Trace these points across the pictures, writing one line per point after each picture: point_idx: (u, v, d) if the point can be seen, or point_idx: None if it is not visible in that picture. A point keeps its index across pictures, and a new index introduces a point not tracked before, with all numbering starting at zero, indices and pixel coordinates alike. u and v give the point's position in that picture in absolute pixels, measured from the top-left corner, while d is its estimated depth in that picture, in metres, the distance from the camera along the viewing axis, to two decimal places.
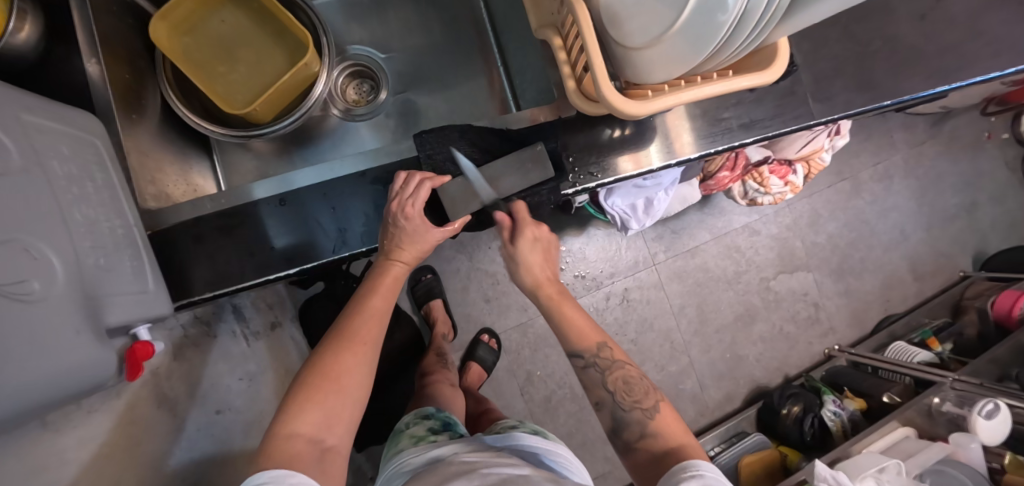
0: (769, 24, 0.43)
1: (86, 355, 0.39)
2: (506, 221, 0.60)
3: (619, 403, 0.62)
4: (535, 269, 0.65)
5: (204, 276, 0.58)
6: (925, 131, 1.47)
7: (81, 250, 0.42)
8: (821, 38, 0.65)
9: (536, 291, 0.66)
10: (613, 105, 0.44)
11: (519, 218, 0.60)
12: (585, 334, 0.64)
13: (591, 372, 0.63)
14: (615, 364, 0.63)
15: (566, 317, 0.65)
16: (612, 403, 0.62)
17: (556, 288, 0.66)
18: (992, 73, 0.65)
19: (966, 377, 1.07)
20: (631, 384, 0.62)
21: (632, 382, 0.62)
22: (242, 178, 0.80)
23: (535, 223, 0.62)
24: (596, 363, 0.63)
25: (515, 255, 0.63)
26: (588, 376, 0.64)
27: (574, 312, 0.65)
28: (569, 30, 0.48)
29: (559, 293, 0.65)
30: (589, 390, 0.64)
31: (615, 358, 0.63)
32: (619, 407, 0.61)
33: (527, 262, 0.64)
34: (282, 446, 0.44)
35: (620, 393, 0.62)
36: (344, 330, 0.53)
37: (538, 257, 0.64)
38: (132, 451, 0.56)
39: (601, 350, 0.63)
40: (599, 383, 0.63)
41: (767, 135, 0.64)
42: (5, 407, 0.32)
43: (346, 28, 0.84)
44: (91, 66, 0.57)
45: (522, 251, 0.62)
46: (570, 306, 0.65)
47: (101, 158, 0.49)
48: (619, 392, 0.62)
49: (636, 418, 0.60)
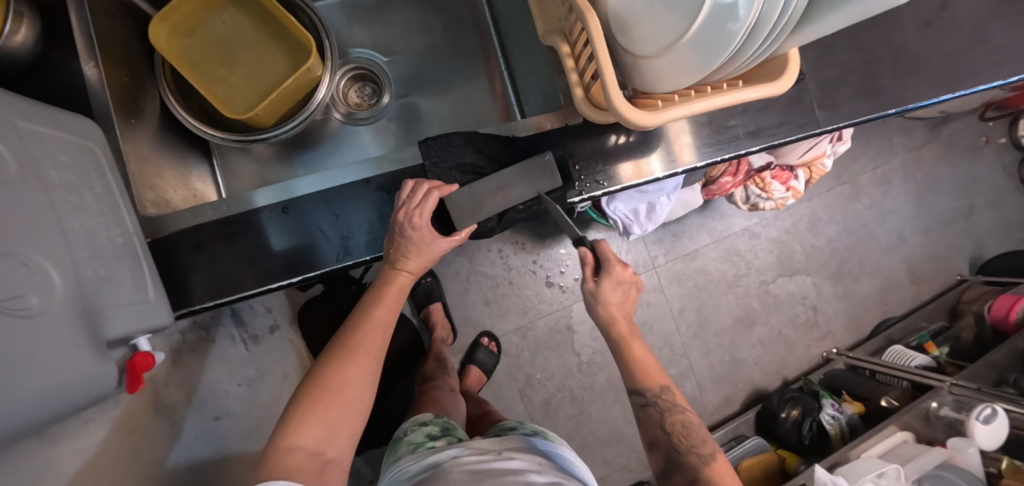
0: (781, 36, 0.42)
1: (82, 369, 0.38)
2: (589, 257, 0.63)
3: (675, 447, 0.63)
4: (612, 305, 0.65)
5: (204, 284, 0.57)
6: (924, 135, 1.48)
7: (80, 261, 0.41)
8: (828, 45, 0.65)
9: (609, 327, 0.66)
10: (622, 115, 0.43)
11: (605, 259, 0.63)
12: (650, 375, 0.65)
13: (651, 412, 0.65)
14: (676, 408, 0.65)
15: (633, 354, 0.65)
16: (668, 445, 0.63)
17: (627, 326, 0.66)
18: (995, 81, 0.65)
19: (964, 382, 1.08)
20: (691, 429, 0.63)
21: (691, 427, 0.63)
22: (242, 182, 0.79)
23: (620, 265, 0.63)
24: (657, 403, 0.64)
25: (597, 293, 0.64)
26: (645, 414, 0.65)
27: (640, 350, 0.66)
28: (577, 38, 0.48)
29: (630, 332, 0.65)
30: (645, 429, 0.66)
31: (676, 402, 0.65)
32: (675, 450, 0.63)
33: (606, 301, 0.64)
34: (282, 459, 0.44)
35: (677, 436, 0.63)
36: (347, 341, 0.53)
37: (618, 297, 0.65)
38: (129, 461, 0.55)
39: (663, 392, 0.65)
40: (659, 424, 0.64)
41: (773, 143, 0.64)
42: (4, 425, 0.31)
43: (349, 30, 0.83)
44: (89, 69, 0.56)
45: (604, 291, 0.64)
46: (638, 344, 0.66)
47: (100, 165, 0.49)
48: (677, 435, 0.63)
49: (691, 462, 0.61)
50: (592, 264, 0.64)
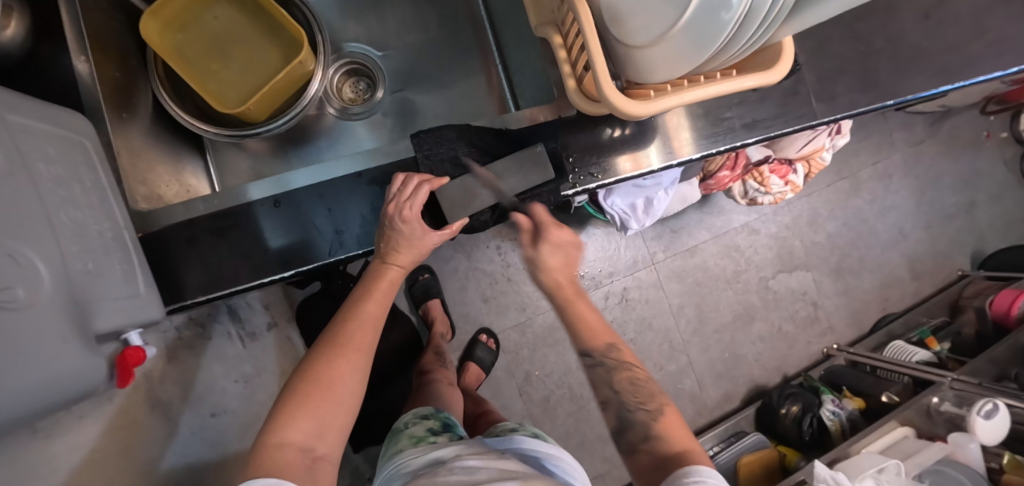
0: (774, 24, 0.41)
1: (71, 361, 0.38)
2: (526, 223, 0.61)
3: (624, 403, 0.60)
4: (554, 270, 0.64)
5: (196, 280, 0.57)
6: (925, 130, 1.47)
7: (69, 256, 0.41)
8: (825, 36, 0.64)
9: (554, 291, 0.65)
10: (614, 105, 0.42)
11: (540, 221, 0.61)
12: (592, 331, 0.64)
13: (597, 371, 0.63)
14: (622, 366, 0.63)
15: (577, 314, 0.65)
16: (617, 402, 0.61)
17: (572, 288, 0.65)
18: (994, 72, 0.64)
19: (965, 377, 1.07)
20: (639, 386, 0.62)
21: (639, 383, 0.62)
22: (236, 177, 0.79)
23: (555, 226, 0.61)
24: (604, 362, 0.63)
25: (537, 259, 0.63)
26: (597, 375, 0.63)
27: (585, 310, 0.65)
28: (569, 29, 0.47)
29: (574, 293, 0.65)
30: (596, 388, 0.63)
31: (623, 360, 0.63)
32: (625, 408, 0.60)
33: (547, 264, 0.63)
34: (272, 455, 0.43)
35: (626, 393, 0.61)
36: (338, 336, 0.52)
37: (559, 259, 0.64)
38: (123, 457, 0.55)
39: (610, 350, 0.63)
40: (607, 383, 0.62)
41: (769, 135, 0.64)
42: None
43: (343, 25, 0.82)
44: (79, 63, 0.56)
45: (544, 255, 0.63)
46: (584, 305, 0.65)
47: (90, 159, 0.48)
48: (625, 393, 0.61)
49: (641, 419, 0.59)
50: (530, 229, 0.62)
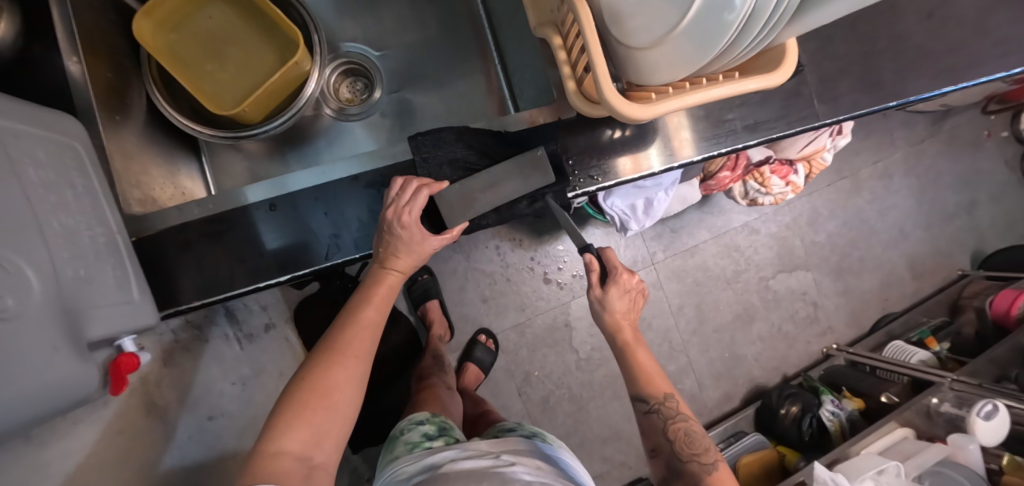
0: (778, 26, 0.41)
1: (63, 370, 0.37)
2: (595, 265, 0.65)
3: (677, 454, 0.66)
4: (618, 313, 0.69)
5: (192, 284, 0.56)
6: (926, 129, 1.46)
7: (58, 262, 0.40)
8: (827, 37, 0.63)
9: (614, 333, 0.70)
10: (615, 108, 0.41)
11: (613, 267, 0.67)
12: (652, 381, 0.68)
13: (652, 419, 0.67)
14: (679, 416, 0.67)
15: (636, 360, 0.69)
16: (671, 453, 0.67)
17: (632, 332, 0.70)
18: (997, 73, 0.64)
19: (965, 378, 1.07)
20: (693, 437, 0.66)
21: (694, 436, 0.66)
22: (233, 179, 0.78)
23: (626, 272, 0.68)
24: (660, 411, 0.67)
25: (605, 301, 0.68)
26: (649, 421, 0.68)
27: (645, 356, 0.69)
28: (569, 30, 0.46)
29: (634, 338, 0.69)
30: (649, 436, 0.69)
31: (679, 411, 0.67)
32: (676, 458, 0.66)
33: (614, 309, 0.68)
34: (269, 464, 0.43)
35: (680, 444, 0.66)
36: (335, 342, 0.51)
37: (623, 305, 0.68)
38: (120, 462, 0.54)
39: (667, 400, 0.67)
40: (660, 431, 0.67)
41: (771, 137, 0.63)
42: None
43: (339, 23, 0.81)
44: (71, 64, 0.55)
45: (612, 299, 0.68)
46: (643, 351, 0.70)
47: (82, 162, 0.48)
48: (679, 443, 0.66)
49: (693, 470, 0.64)
50: (601, 272, 0.68)
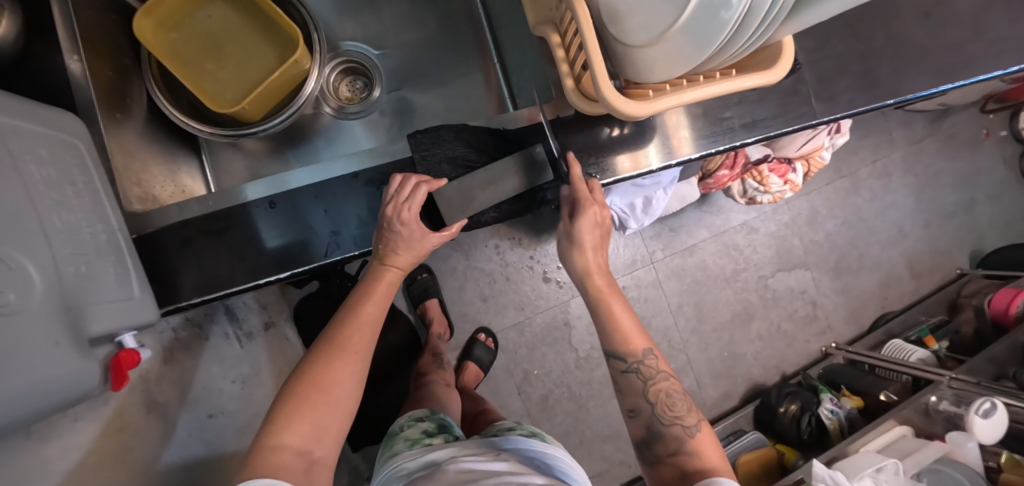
0: (774, 23, 0.41)
1: (66, 366, 0.38)
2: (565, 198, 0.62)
3: (658, 416, 0.61)
4: (589, 253, 0.66)
5: (192, 281, 0.56)
6: (924, 128, 1.47)
7: (61, 259, 0.40)
8: (824, 36, 0.64)
9: (584, 279, 0.67)
10: (612, 105, 0.42)
11: (577, 193, 0.59)
12: (629, 338, 0.64)
13: (629, 377, 0.63)
14: (658, 375, 0.63)
15: (611, 312, 0.66)
16: (650, 413, 0.62)
17: (604, 279, 0.67)
18: (995, 71, 0.64)
19: (964, 376, 1.07)
20: (673, 399, 0.62)
21: (674, 396, 0.62)
22: (232, 177, 0.78)
23: (598, 204, 0.61)
24: (637, 367, 0.63)
25: (573, 235, 0.64)
26: (626, 378, 0.64)
27: (619, 308, 0.66)
28: (567, 27, 0.46)
29: (607, 287, 0.67)
30: (626, 396, 0.64)
31: (658, 369, 0.63)
32: (657, 420, 0.61)
33: (582, 243, 0.65)
34: (269, 458, 0.43)
35: (659, 405, 0.62)
36: (335, 338, 0.52)
37: (594, 240, 0.65)
38: (121, 458, 0.54)
39: (645, 356, 0.64)
40: (640, 392, 0.63)
41: (768, 135, 0.63)
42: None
43: (339, 22, 0.81)
44: (73, 63, 0.55)
45: (580, 234, 0.64)
46: (617, 301, 0.66)
47: (83, 160, 0.48)
48: (660, 405, 0.62)
49: (674, 434, 0.60)
50: (569, 205, 0.63)
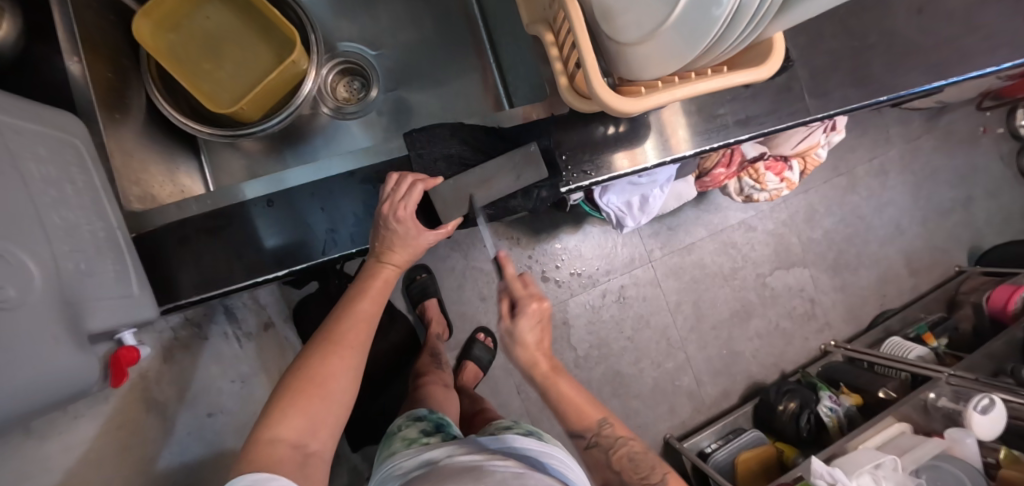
0: (764, 20, 0.41)
1: (66, 361, 0.38)
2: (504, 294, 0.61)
3: (628, 482, 0.65)
4: (532, 347, 0.63)
5: (191, 279, 0.57)
6: (921, 125, 1.47)
7: (60, 256, 0.41)
8: (816, 33, 0.64)
9: (531, 371, 0.64)
10: (606, 103, 0.42)
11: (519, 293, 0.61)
12: (583, 413, 0.65)
13: (594, 451, 0.65)
14: (618, 442, 0.65)
15: (561, 393, 0.64)
16: (620, 482, 0.65)
17: (550, 364, 0.64)
18: (988, 68, 0.64)
19: (962, 372, 1.08)
20: (636, 461, 0.65)
21: (636, 458, 0.66)
22: (231, 177, 0.79)
23: (537, 300, 0.60)
24: (596, 442, 0.65)
25: (515, 333, 0.61)
26: (591, 455, 0.66)
27: (568, 387, 0.65)
28: (560, 26, 0.47)
29: (552, 369, 0.64)
30: (595, 469, 0.67)
31: (616, 436, 0.65)
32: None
33: (525, 343, 0.62)
34: (264, 451, 0.44)
35: (626, 472, 0.65)
36: (331, 333, 0.52)
37: (536, 336, 0.62)
38: (122, 456, 0.55)
39: (601, 427, 0.65)
40: (606, 464, 0.65)
41: (763, 131, 0.64)
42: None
43: (336, 24, 0.82)
44: (72, 64, 0.56)
45: (522, 330, 0.61)
46: (565, 382, 0.65)
47: (82, 159, 0.49)
48: (625, 471, 0.65)
49: None
50: (508, 304, 0.62)
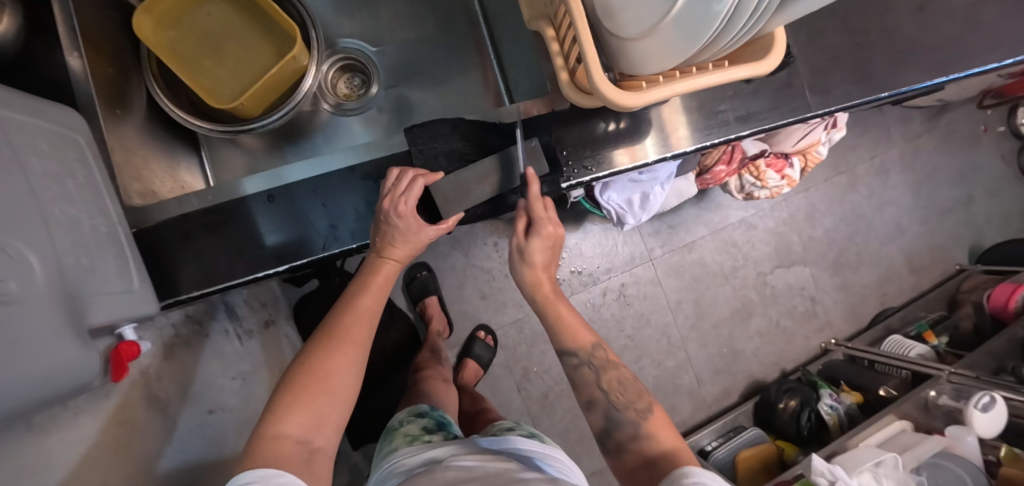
0: (765, 15, 0.41)
1: (68, 356, 0.38)
2: (522, 215, 0.65)
3: (613, 404, 0.63)
4: (539, 268, 0.69)
5: (192, 275, 0.57)
6: (922, 124, 1.47)
7: (61, 250, 0.41)
8: (817, 30, 0.64)
9: (534, 290, 0.70)
10: (607, 97, 0.42)
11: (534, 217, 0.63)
12: (577, 333, 0.67)
13: (584, 372, 0.66)
14: (608, 365, 0.66)
15: (557, 314, 0.69)
16: (605, 403, 0.64)
17: (552, 288, 0.70)
18: (990, 64, 0.64)
19: (963, 370, 1.08)
20: (625, 385, 0.64)
21: (626, 383, 0.65)
22: (231, 173, 0.78)
23: (552, 225, 0.65)
24: (590, 363, 0.66)
25: (525, 251, 0.67)
26: (577, 377, 0.67)
27: (565, 309, 0.69)
28: (562, 21, 0.46)
29: (554, 292, 0.70)
30: (582, 390, 0.66)
31: (608, 359, 0.66)
32: (613, 408, 0.63)
33: (533, 261, 0.68)
34: (270, 447, 0.44)
35: (614, 393, 0.64)
36: (334, 329, 0.52)
37: (544, 257, 0.68)
38: (124, 452, 0.55)
39: (594, 350, 0.66)
40: (594, 383, 0.65)
41: (764, 127, 0.64)
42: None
43: (336, 21, 0.82)
44: (73, 60, 0.56)
45: (533, 249, 0.67)
46: (566, 308, 0.69)
47: (83, 154, 0.48)
48: (612, 392, 0.64)
49: (630, 419, 0.62)
50: (525, 220, 0.66)
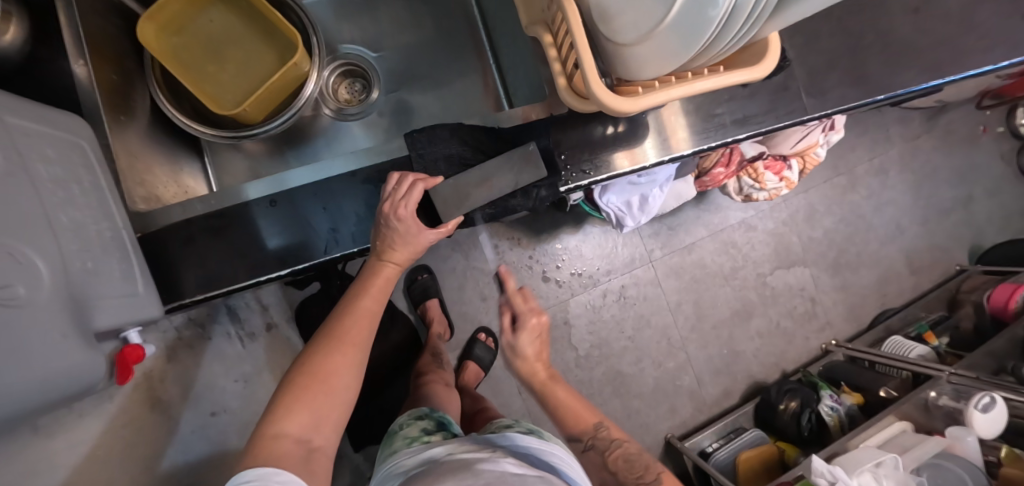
0: (759, 20, 0.42)
1: (74, 358, 0.39)
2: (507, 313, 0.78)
3: (622, 482, 0.68)
4: (530, 358, 0.76)
5: (195, 279, 0.57)
6: (921, 125, 1.48)
7: (68, 254, 0.41)
8: (814, 33, 0.65)
9: (531, 378, 0.76)
10: (603, 102, 0.43)
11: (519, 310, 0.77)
12: (580, 415, 0.72)
13: (590, 454, 0.70)
14: (613, 444, 0.71)
15: (556, 397, 0.74)
16: (616, 483, 0.68)
17: (547, 372, 0.76)
18: (985, 66, 0.65)
19: (963, 371, 1.08)
20: (632, 461, 0.69)
21: (632, 458, 0.69)
22: (233, 177, 0.79)
23: (535, 315, 0.77)
24: (595, 445, 0.71)
25: (516, 346, 0.76)
26: (588, 459, 0.71)
27: (565, 394, 0.74)
28: (558, 27, 0.47)
29: (549, 377, 0.75)
30: (590, 471, 0.71)
31: (612, 438, 0.71)
32: (621, 484, 0.68)
33: (526, 354, 0.76)
34: (270, 446, 0.44)
35: (622, 471, 0.68)
36: (334, 330, 0.53)
37: (534, 348, 0.76)
38: (127, 454, 0.55)
39: (598, 430, 0.71)
40: (601, 465, 0.70)
41: (760, 130, 0.64)
42: (8, 403, 0.33)
43: (337, 27, 0.83)
44: (78, 68, 0.57)
45: (523, 344, 0.76)
46: (560, 388, 0.75)
47: (89, 160, 0.49)
48: (622, 471, 0.68)
49: None
50: (511, 318, 0.78)
